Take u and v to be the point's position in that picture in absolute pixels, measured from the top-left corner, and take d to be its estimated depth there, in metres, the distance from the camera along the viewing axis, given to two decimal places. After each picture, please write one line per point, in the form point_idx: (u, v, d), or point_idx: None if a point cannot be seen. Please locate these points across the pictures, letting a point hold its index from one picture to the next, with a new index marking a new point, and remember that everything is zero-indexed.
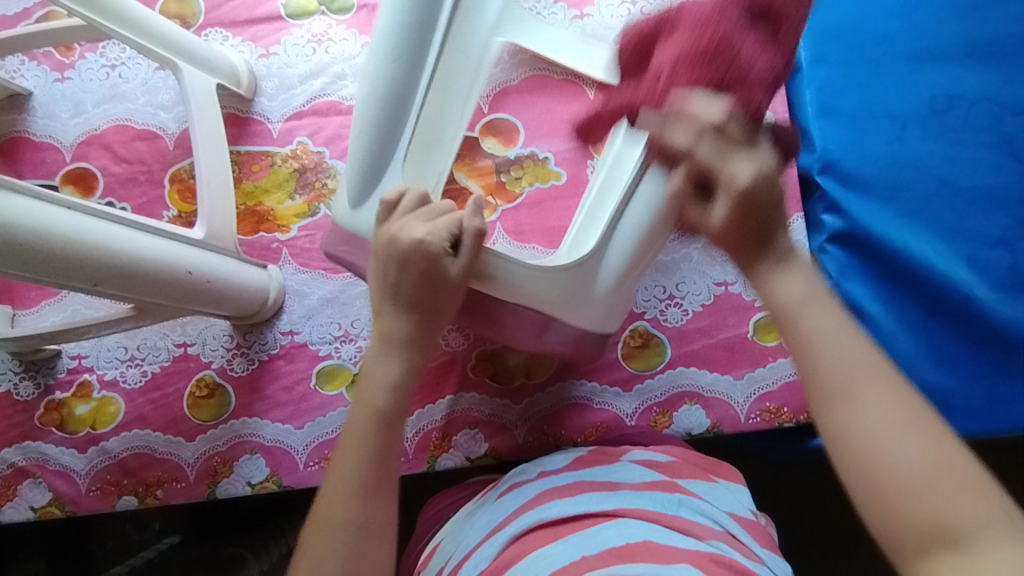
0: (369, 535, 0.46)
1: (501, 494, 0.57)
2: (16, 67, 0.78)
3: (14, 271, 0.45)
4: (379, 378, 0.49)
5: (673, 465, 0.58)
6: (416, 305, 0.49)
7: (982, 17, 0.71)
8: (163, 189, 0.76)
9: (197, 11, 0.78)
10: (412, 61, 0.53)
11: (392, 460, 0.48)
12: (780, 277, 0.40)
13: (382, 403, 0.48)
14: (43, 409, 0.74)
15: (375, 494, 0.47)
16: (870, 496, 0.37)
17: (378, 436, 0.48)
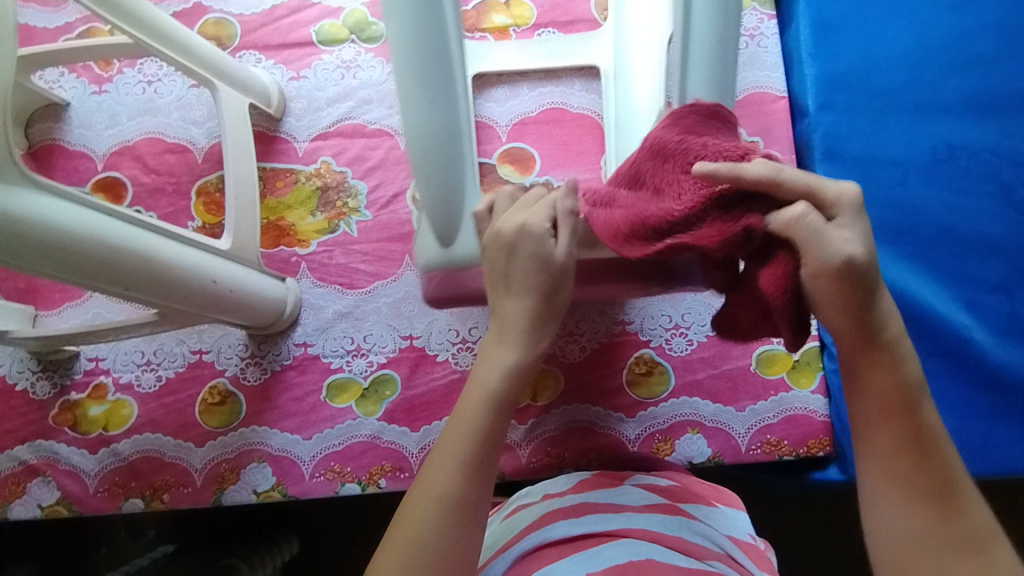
0: (461, 511, 0.44)
1: (506, 519, 0.58)
2: (55, 78, 0.82)
3: (54, 273, 0.48)
4: (496, 363, 0.47)
5: (675, 488, 0.59)
6: (531, 281, 0.47)
7: (983, 73, 0.74)
8: (189, 201, 0.79)
9: (234, 34, 0.82)
10: (446, 96, 0.56)
11: (495, 433, 0.47)
12: (880, 372, 0.40)
13: (495, 387, 0.47)
14: (57, 409, 0.76)
15: (473, 468, 0.45)
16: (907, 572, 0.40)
17: (481, 411, 0.47)
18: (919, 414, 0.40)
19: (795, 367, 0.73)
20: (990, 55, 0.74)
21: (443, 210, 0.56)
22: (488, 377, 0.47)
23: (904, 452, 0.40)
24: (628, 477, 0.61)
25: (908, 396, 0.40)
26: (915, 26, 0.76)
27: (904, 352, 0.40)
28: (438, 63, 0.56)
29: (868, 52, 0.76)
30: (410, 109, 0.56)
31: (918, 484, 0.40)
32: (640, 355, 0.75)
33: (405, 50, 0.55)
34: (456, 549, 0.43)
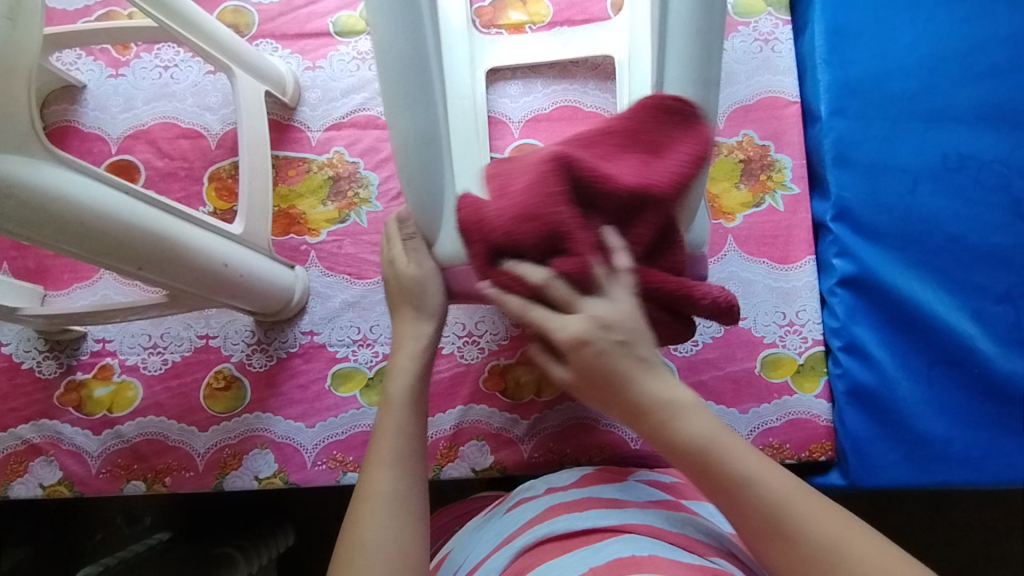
0: (402, 500, 0.51)
1: (508, 509, 0.57)
2: (72, 61, 0.83)
3: (71, 249, 0.48)
4: (403, 367, 0.58)
5: (678, 486, 0.59)
6: (413, 313, 0.59)
7: (997, 84, 0.75)
8: (201, 186, 0.79)
9: (251, 22, 0.82)
10: (425, 100, 0.55)
11: (416, 432, 0.56)
12: (675, 424, 0.46)
13: (403, 390, 0.57)
14: (63, 389, 0.76)
15: (403, 463, 0.53)
16: None
17: (399, 416, 0.56)
18: (722, 468, 0.45)
19: (800, 371, 0.73)
20: (1004, 67, 0.75)
21: (424, 210, 0.57)
22: (400, 386, 0.57)
23: (734, 510, 0.45)
24: (631, 473, 0.61)
25: (699, 457, 0.46)
26: (929, 36, 0.77)
27: (678, 421, 0.47)
28: (419, 67, 0.54)
29: (883, 59, 0.77)
30: (389, 111, 0.55)
31: (760, 533, 0.44)
32: None
33: (386, 51, 0.54)
34: (406, 536, 0.50)
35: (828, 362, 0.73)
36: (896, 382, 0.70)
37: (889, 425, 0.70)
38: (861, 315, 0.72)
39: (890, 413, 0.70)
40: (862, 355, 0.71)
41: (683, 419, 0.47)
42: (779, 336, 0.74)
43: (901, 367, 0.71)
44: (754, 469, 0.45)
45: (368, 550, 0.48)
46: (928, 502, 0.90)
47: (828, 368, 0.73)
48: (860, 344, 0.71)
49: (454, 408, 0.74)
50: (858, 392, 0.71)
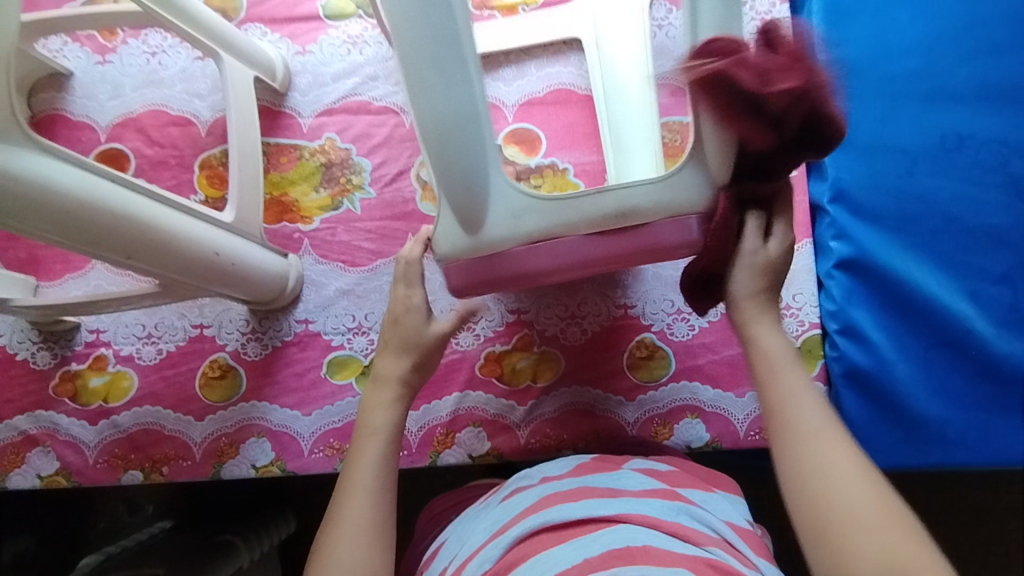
0: (373, 527, 0.52)
1: (503, 498, 0.55)
2: (58, 47, 0.81)
3: (58, 238, 0.48)
4: (382, 399, 0.59)
5: (673, 473, 0.56)
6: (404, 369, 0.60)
7: (998, 62, 0.73)
8: (192, 174, 0.78)
9: (240, 6, 0.81)
10: (456, 75, 0.47)
11: (393, 467, 0.56)
12: (764, 327, 0.53)
13: (385, 419, 0.58)
14: (58, 379, 0.76)
15: (382, 495, 0.54)
16: (821, 521, 0.45)
17: (380, 447, 0.56)
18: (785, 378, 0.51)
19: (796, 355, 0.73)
20: (1006, 44, 0.74)
21: (465, 194, 0.50)
22: (382, 418, 0.58)
23: (780, 413, 0.50)
24: (624, 461, 0.58)
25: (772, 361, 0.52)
26: (930, 13, 0.75)
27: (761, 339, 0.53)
28: (443, 41, 0.46)
29: (882, 37, 0.76)
30: (417, 93, 0.47)
31: (794, 440, 0.48)
32: (641, 339, 0.74)
33: (407, 30, 0.46)
34: (377, 565, 0.51)
35: (825, 345, 0.73)
36: (892, 364, 0.70)
37: (886, 406, 0.70)
38: (858, 297, 0.72)
39: (888, 395, 0.70)
40: (858, 338, 0.71)
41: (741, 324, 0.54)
42: None
43: (898, 349, 0.70)
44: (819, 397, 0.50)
45: (335, 569, 0.50)
46: (923, 484, 0.91)
47: (825, 351, 0.73)
48: (857, 327, 0.71)
49: (450, 395, 0.74)
50: (854, 373, 0.70)
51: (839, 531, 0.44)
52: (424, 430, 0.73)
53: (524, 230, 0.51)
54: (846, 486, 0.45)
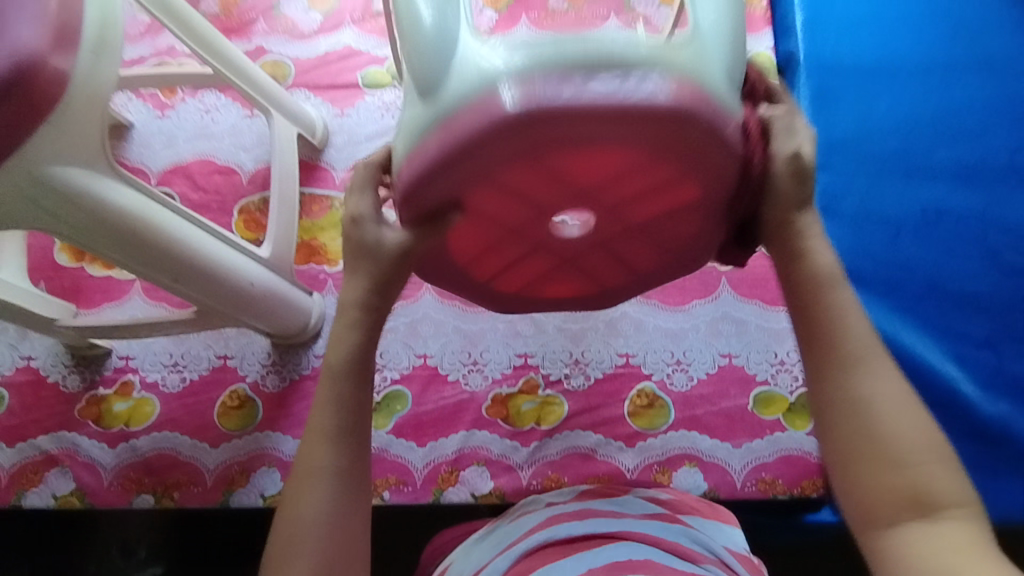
0: (337, 475, 0.48)
1: (511, 520, 0.57)
2: (124, 102, 0.91)
3: (120, 257, 0.53)
4: (338, 344, 0.50)
5: (674, 502, 0.58)
6: (368, 282, 0.50)
7: (971, 146, 0.81)
8: (231, 218, 0.85)
9: (288, 73, 0.91)
10: None
11: (357, 410, 0.49)
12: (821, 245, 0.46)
13: (346, 356, 0.50)
14: (84, 402, 0.79)
15: (345, 440, 0.48)
16: (854, 445, 0.43)
17: (337, 388, 0.49)
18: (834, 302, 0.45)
19: (791, 409, 0.76)
20: (976, 131, 0.81)
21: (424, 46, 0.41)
22: (338, 355, 0.50)
23: (815, 341, 0.45)
24: (630, 489, 0.60)
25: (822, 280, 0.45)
26: (907, 101, 0.84)
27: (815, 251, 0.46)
28: None
29: (866, 121, 0.84)
30: None
31: (833, 369, 0.44)
32: (641, 387, 0.78)
33: None
34: (350, 511, 0.48)
35: None
36: None
37: None
38: None
39: None
40: None
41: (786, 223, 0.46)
42: (770, 374, 0.77)
43: None
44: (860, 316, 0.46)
45: (303, 522, 0.47)
46: None
47: None
48: None
49: (456, 434, 0.77)
50: None
51: (869, 458, 0.42)
52: (430, 467, 0.76)
53: (489, 79, 0.39)
54: (883, 411, 0.43)
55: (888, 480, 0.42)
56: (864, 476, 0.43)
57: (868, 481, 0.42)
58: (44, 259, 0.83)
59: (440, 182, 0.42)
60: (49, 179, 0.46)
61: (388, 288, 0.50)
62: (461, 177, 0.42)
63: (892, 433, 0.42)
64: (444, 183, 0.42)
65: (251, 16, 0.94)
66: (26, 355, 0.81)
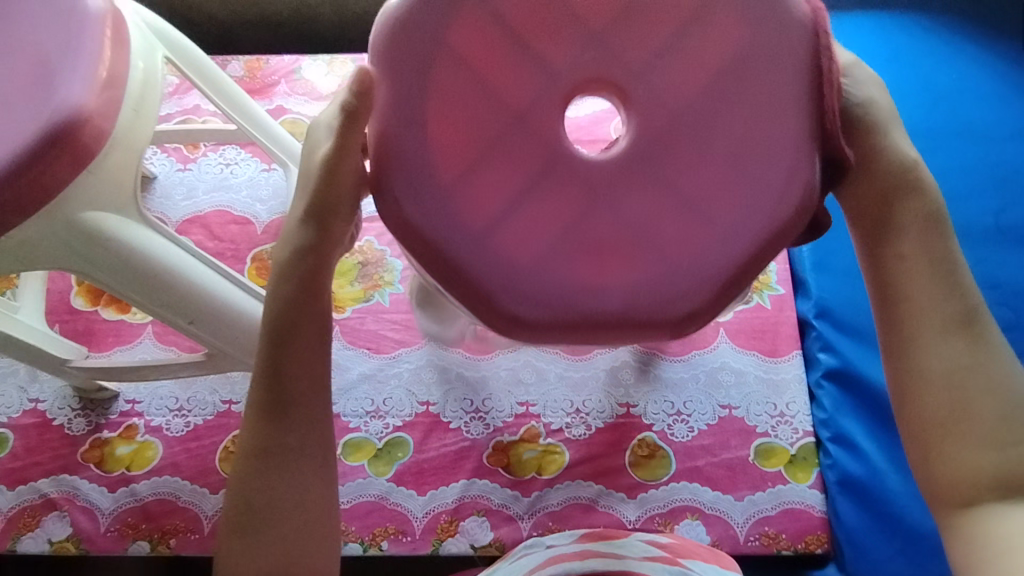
0: (285, 453, 0.49)
1: (512, 560, 0.57)
2: (148, 156, 0.96)
3: (141, 299, 0.55)
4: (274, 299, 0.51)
5: (676, 546, 0.58)
6: (304, 212, 0.53)
7: (955, 207, 0.85)
8: (243, 265, 0.88)
9: (306, 131, 0.96)
10: None
11: (289, 366, 0.50)
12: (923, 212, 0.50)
13: (274, 319, 0.51)
14: (87, 446, 0.80)
15: (279, 403, 0.49)
16: (946, 414, 0.46)
17: (266, 350, 0.50)
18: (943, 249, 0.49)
19: (792, 462, 0.76)
20: (959, 192, 0.86)
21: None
22: (268, 320, 0.51)
23: (917, 287, 0.49)
24: (632, 532, 0.60)
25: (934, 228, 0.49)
26: None
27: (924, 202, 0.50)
28: None
29: None
30: None
31: (938, 317, 0.48)
32: (642, 437, 0.78)
33: None
34: (306, 492, 0.48)
35: (819, 453, 0.76)
36: (886, 474, 0.73)
37: (882, 517, 0.71)
38: (848, 408, 0.76)
39: (881, 505, 0.71)
40: (851, 447, 0.74)
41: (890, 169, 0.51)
42: (770, 426, 0.78)
43: (889, 459, 0.73)
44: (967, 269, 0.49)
45: (260, 505, 0.48)
46: None
47: (820, 459, 0.75)
48: (848, 436, 0.75)
49: (456, 482, 0.77)
50: (849, 482, 0.73)
51: (965, 414, 0.46)
52: (429, 516, 0.75)
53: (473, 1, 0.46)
54: (988, 360, 0.47)
55: (992, 425, 0.46)
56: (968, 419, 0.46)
57: (958, 454, 0.46)
58: (60, 303, 0.86)
59: (426, 14, 0.48)
60: (83, 223, 0.50)
61: (322, 243, 0.52)
62: (438, 12, 0.48)
63: (984, 408, 0.46)
64: (427, 23, 0.48)
65: (273, 79, 1.00)
66: (34, 398, 0.82)
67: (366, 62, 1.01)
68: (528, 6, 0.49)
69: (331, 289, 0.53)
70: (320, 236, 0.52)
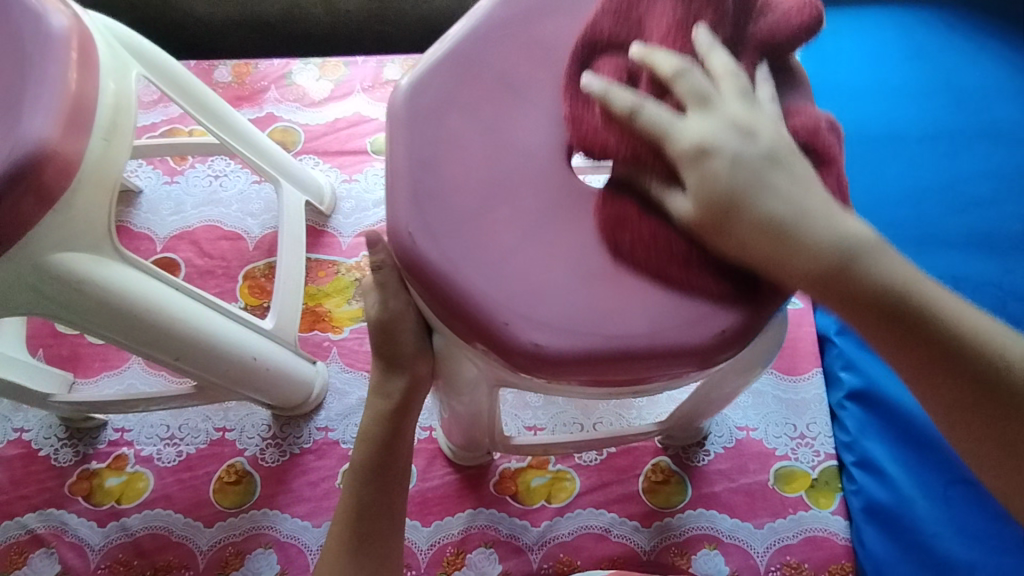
0: None
1: None
2: (134, 168, 0.91)
3: (121, 339, 0.51)
4: (363, 432, 0.53)
5: None
6: (382, 362, 0.51)
7: (982, 214, 0.80)
8: (235, 283, 0.84)
9: (298, 140, 0.91)
10: None
11: (379, 508, 0.52)
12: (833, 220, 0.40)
13: (360, 458, 0.53)
14: (75, 478, 0.76)
15: (360, 548, 0.51)
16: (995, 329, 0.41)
17: (353, 487, 0.53)
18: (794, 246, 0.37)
19: (814, 486, 0.73)
20: (986, 198, 0.81)
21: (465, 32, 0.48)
22: (358, 455, 0.53)
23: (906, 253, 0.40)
24: None
25: (776, 234, 0.37)
26: (915, 168, 0.84)
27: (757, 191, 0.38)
28: None
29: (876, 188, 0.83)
30: None
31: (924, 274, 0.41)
32: (656, 462, 0.75)
33: None
34: None
35: (842, 477, 0.73)
36: (913, 501, 0.69)
37: (912, 546, 0.67)
38: (873, 430, 0.72)
39: (910, 534, 0.68)
40: (876, 473, 0.71)
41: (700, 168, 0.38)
42: (791, 448, 0.74)
43: (918, 484, 0.69)
44: (830, 229, 0.38)
45: None
46: None
47: (843, 484, 0.72)
48: (873, 461, 0.71)
49: (462, 512, 0.73)
50: (875, 509, 0.69)
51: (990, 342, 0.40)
52: (435, 549, 0.72)
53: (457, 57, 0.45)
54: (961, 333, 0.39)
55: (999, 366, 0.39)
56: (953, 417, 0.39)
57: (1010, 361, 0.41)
58: (43, 326, 0.82)
59: (442, 83, 0.45)
60: (51, 266, 0.46)
61: (411, 385, 0.51)
62: (445, 80, 0.45)
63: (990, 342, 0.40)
64: (435, 87, 0.45)
65: (262, 84, 0.95)
66: (19, 428, 0.79)
67: (359, 66, 0.96)
68: (534, 64, 0.45)
69: (413, 421, 0.54)
70: (410, 379, 0.51)
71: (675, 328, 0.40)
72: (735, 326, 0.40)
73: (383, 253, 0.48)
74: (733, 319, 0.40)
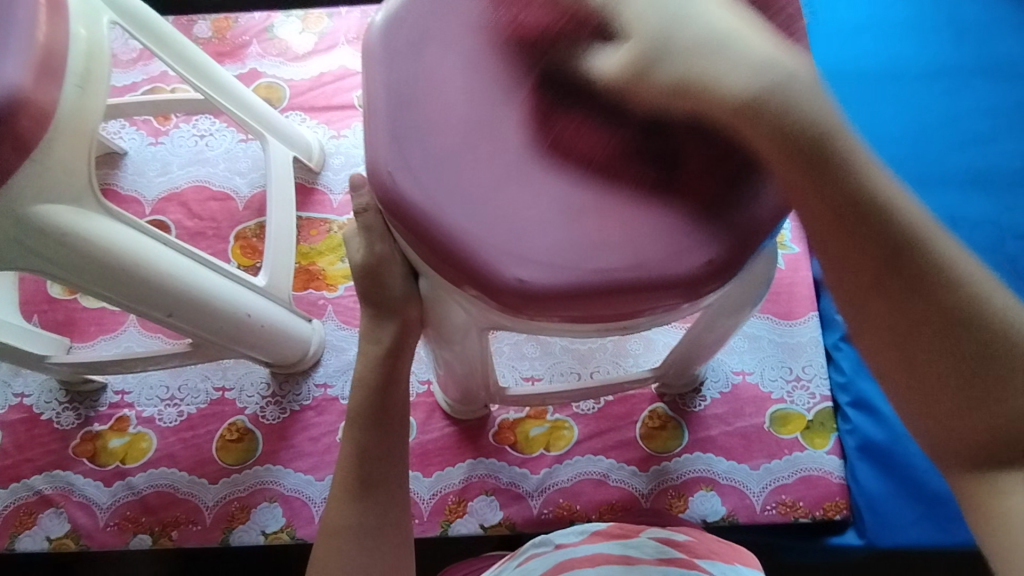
0: (368, 536, 0.51)
1: (521, 560, 0.55)
2: (117, 130, 0.89)
3: (109, 294, 0.51)
4: (358, 380, 0.53)
5: (693, 543, 0.55)
6: (372, 311, 0.51)
7: (980, 151, 0.79)
8: (227, 244, 0.83)
9: (283, 96, 0.89)
10: None
11: (376, 456, 0.52)
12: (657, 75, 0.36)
13: (357, 406, 0.53)
14: (79, 440, 0.77)
15: (360, 497, 0.52)
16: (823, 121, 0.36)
17: (353, 438, 0.53)
18: (791, 113, 0.35)
19: (809, 428, 0.73)
20: (982, 135, 0.80)
21: None
22: (356, 404, 0.53)
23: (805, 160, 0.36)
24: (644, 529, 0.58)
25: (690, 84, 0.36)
26: (914, 108, 0.82)
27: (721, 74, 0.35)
28: None
29: (873, 126, 0.81)
30: None
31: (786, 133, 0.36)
32: (653, 409, 0.75)
33: None
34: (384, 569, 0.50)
35: (837, 418, 0.73)
36: (906, 438, 0.70)
37: (903, 481, 0.69)
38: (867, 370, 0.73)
39: (902, 470, 0.69)
40: (869, 411, 0.72)
41: (681, 60, 0.35)
42: (786, 392, 0.75)
43: None
44: (739, 69, 0.35)
45: None
46: None
47: (837, 425, 0.73)
48: (866, 399, 0.72)
49: (463, 462, 0.74)
50: (869, 447, 0.71)
51: (830, 177, 0.36)
52: (436, 498, 0.73)
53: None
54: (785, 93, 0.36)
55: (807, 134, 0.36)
56: (883, 308, 0.38)
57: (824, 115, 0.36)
58: (36, 292, 0.81)
59: (417, 19, 0.44)
60: (33, 219, 0.45)
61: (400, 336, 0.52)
62: (422, 14, 0.44)
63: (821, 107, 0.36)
64: (411, 23, 0.44)
65: (244, 39, 0.92)
66: (19, 393, 0.79)
67: (343, 17, 0.93)
68: None
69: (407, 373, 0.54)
70: (401, 326, 0.51)
71: (666, 261, 0.39)
72: (727, 257, 0.40)
73: (367, 196, 0.48)
74: (725, 251, 0.40)
